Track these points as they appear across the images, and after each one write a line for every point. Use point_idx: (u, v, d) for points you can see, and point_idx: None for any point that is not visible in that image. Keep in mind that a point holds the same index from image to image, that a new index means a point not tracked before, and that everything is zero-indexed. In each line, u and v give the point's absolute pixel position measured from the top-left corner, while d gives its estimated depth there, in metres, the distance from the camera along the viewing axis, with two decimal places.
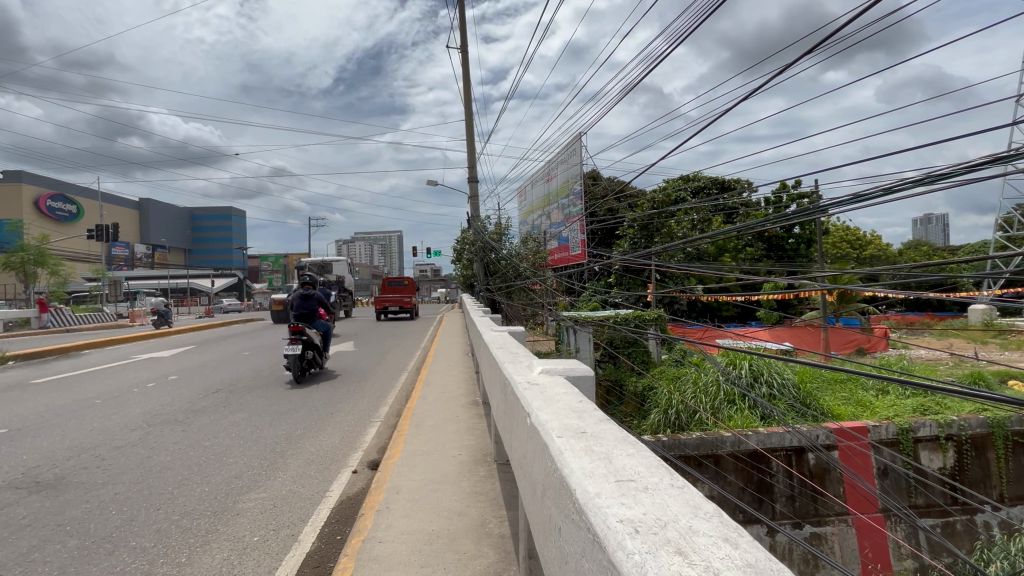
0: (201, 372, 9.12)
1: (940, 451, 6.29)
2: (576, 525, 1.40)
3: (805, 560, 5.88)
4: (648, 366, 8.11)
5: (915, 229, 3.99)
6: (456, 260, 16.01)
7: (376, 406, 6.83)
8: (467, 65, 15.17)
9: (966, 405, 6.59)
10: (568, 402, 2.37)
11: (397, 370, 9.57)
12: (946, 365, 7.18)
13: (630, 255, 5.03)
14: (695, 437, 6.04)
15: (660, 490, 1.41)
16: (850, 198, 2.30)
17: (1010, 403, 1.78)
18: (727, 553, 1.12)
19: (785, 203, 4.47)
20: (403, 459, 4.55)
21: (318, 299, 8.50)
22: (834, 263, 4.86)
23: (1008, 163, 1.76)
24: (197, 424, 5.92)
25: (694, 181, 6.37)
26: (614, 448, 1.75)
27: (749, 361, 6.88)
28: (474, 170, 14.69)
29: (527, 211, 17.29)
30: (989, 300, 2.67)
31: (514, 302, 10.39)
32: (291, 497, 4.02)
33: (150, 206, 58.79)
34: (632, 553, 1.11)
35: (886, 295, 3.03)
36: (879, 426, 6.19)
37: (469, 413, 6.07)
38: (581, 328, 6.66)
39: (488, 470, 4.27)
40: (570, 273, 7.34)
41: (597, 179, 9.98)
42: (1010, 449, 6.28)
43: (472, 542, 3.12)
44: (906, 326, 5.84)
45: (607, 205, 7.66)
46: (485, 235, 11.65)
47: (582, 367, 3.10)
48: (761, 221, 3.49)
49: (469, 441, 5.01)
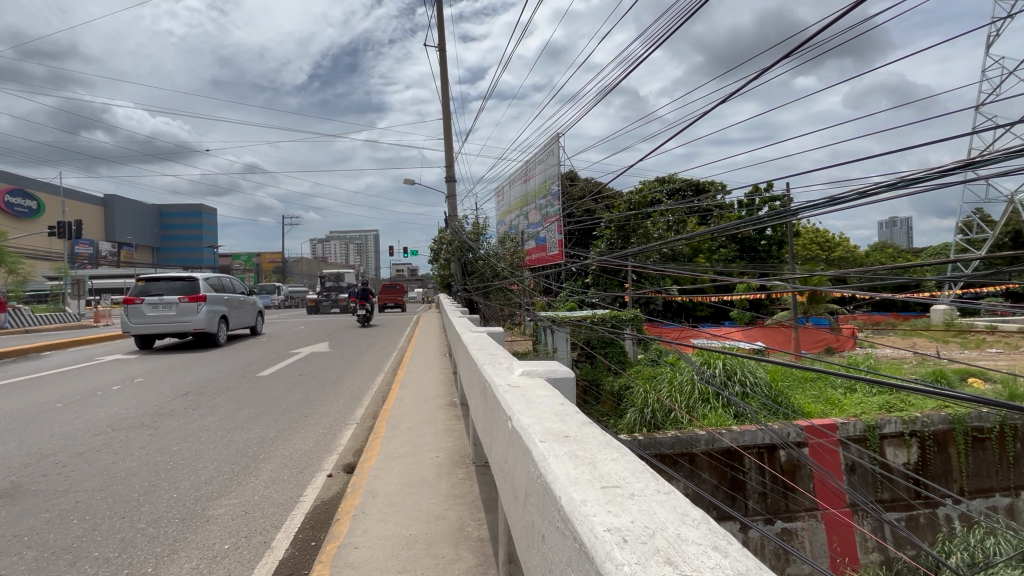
0: (170, 374, 8.83)
1: (904, 447, 6.47)
2: (562, 532, 1.38)
3: (777, 554, 6.00)
4: (625, 365, 8.19)
5: (880, 232, 4.07)
6: (432, 260, 15.84)
7: (352, 408, 6.73)
8: (446, 64, 15.11)
9: (929, 403, 6.78)
10: (550, 405, 2.35)
11: (373, 370, 9.47)
12: (910, 364, 7.40)
13: (609, 255, 5.02)
14: (670, 435, 6.10)
15: (646, 496, 1.40)
16: (826, 202, 2.33)
17: (975, 402, 1.78)
18: (717, 562, 1.11)
19: (758, 207, 4.55)
20: (380, 462, 4.47)
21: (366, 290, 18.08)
22: (805, 264, 4.96)
23: (967, 170, 1.82)
24: (164, 429, 5.71)
25: (670, 184, 6.49)
26: (599, 453, 1.73)
27: (723, 360, 6.97)
28: (452, 169, 14.57)
29: (505, 212, 17.31)
30: (949, 302, 2.67)
31: (492, 302, 10.39)
32: (263, 503, 3.91)
33: (117, 203, 57.10)
34: (621, 564, 1.10)
35: (856, 296, 3.04)
36: (847, 423, 6.36)
37: (447, 414, 6.02)
38: (559, 328, 6.64)
39: (466, 471, 4.24)
40: (548, 273, 7.30)
41: (574, 180, 10.11)
42: (970, 444, 6.47)
43: (450, 546, 3.08)
44: (873, 326, 5.96)
45: (585, 206, 7.72)
46: (463, 235, 11.62)
47: (563, 369, 3.09)
48: (736, 224, 3.53)
49: (447, 444, 4.95)
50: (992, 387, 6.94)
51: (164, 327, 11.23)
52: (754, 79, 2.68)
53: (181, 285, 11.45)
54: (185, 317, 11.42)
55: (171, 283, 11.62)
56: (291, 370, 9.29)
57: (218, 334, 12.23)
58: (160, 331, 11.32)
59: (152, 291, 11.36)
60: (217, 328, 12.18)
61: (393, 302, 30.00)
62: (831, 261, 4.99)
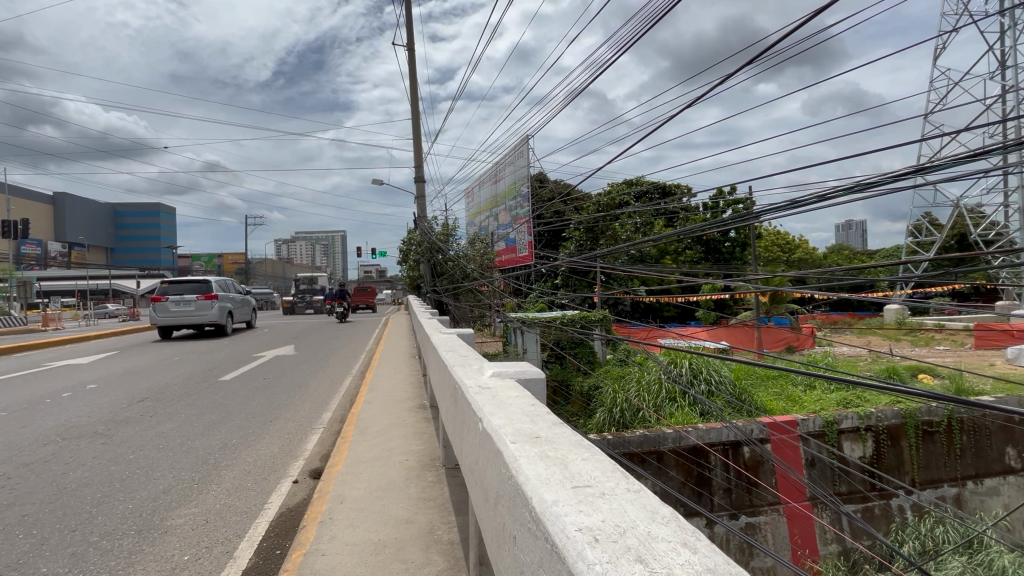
0: (125, 380, 8.48)
1: (860, 441, 6.72)
2: (534, 533, 1.37)
3: (741, 548, 6.16)
4: (594, 366, 8.28)
5: (837, 234, 4.20)
6: (401, 261, 15.66)
7: (318, 412, 6.59)
8: (415, 63, 15.00)
9: (883, 399, 7.06)
10: (520, 406, 2.35)
11: (341, 373, 9.31)
12: (865, 362, 7.69)
13: (578, 256, 5.06)
14: (638, 434, 6.19)
15: (617, 495, 1.41)
16: (786, 204, 2.40)
17: (924, 396, 1.86)
18: (686, 559, 1.13)
19: (722, 209, 4.66)
20: (347, 467, 4.39)
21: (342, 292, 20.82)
22: (766, 266, 5.12)
23: (916, 175, 1.90)
24: (119, 437, 5.48)
25: (637, 187, 6.60)
26: (570, 453, 1.74)
27: (689, 359, 7.11)
28: (421, 170, 14.43)
29: (475, 213, 17.28)
30: (901, 301, 2.77)
31: (462, 303, 10.38)
32: (226, 511, 3.79)
33: (69, 202, 54.72)
34: (593, 563, 1.10)
35: (816, 296, 3.13)
36: (807, 419, 6.58)
37: (416, 417, 5.97)
38: (528, 329, 6.66)
39: (436, 475, 4.20)
40: (517, 274, 7.29)
41: (543, 182, 10.20)
42: (921, 437, 6.78)
43: (420, 550, 3.05)
44: (830, 325, 6.17)
45: (555, 207, 7.78)
46: (432, 236, 11.55)
47: (533, 369, 3.10)
48: (701, 226, 3.60)
49: (416, 446, 4.90)
50: (941, 382, 7.27)
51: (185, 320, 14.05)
52: (718, 83, 2.73)
53: (198, 287, 14.42)
54: (201, 311, 14.22)
55: (185, 285, 14.25)
56: (254, 374, 9.05)
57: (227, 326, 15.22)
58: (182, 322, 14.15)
59: (173, 292, 14.20)
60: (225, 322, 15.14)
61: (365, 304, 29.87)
62: (791, 263, 5.16)
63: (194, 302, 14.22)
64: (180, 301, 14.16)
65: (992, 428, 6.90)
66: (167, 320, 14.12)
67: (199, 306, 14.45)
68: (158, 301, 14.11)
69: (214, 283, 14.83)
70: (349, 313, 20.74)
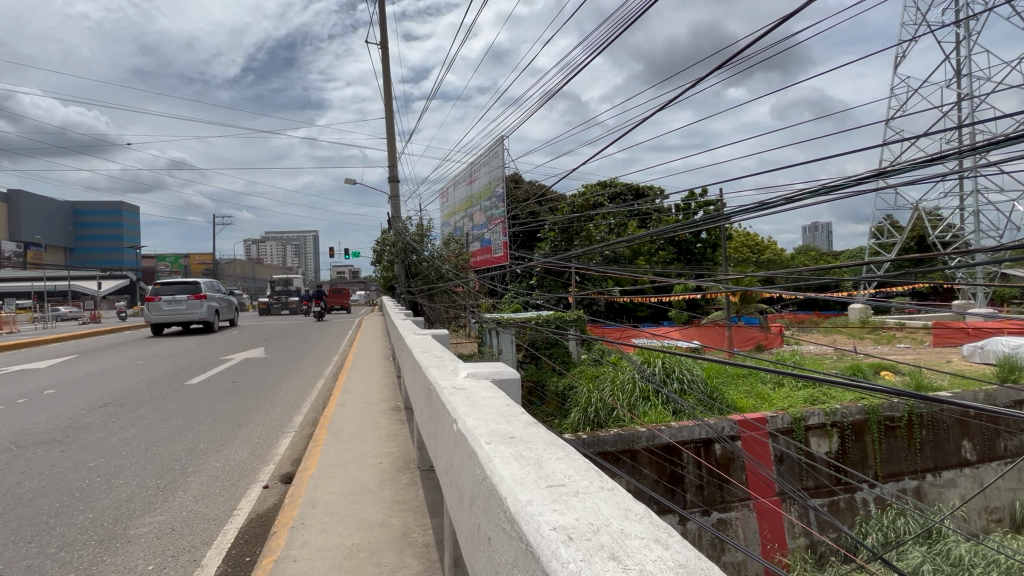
0: (85, 384, 8.17)
1: (826, 437, 6.91)
2: (508, 533, 1.37)
3: (712, 544, 6.28)
4: (569, 366, 8.32)
5: (804, 236, 4.33)
6: (374, 261, 15.48)
7: (289, 416, 6.46)
8: (388, 61, 14.85)
9: (848, 395, 7.26)
10: (495, 407, 2.35)
11: (313, 375, 9.16)
12: (831, 359, 7.92)
13: (552, 257, 5.08)
14: (612, 433, 6.25)
15: (591, 493, 1.42)
16: (755, 206, 2.46)
17: (884, 392, 1.92)
18: (659, 555, 1.14)
19: (694, 211, 4.74)
20: (319, 471, 4.31)
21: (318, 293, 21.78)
22: (736, 267, 5.23)
23: (878, 179, 1.97)
24: (79, 444, 5.28)
25: (611, 188, 6.67)
26: (544, 453, 1.74)
27: (662, 358, 7.21)
28: (395, 169, 14.30)
29: (449, 213, 17.18)
30: (863, 301, 2.85)
31: (437, 304, 10.32)
32: (193, 519, 3.68)
33: (26, 201, 52.70)
34: (567, 562, 1.10)
35: (783, 296, 3.20)
36: (776, 416, 6.74)
37: (390, 419, 5.91)
38: (503, 329, 6.65)
39: (410, 477, 4.16)
40: (492, 274, 7.28)
41: (518, 183, 10.24)
42: (883, 432, 7.00)
43: (394, 553, 3.02)
44: (797, 324, 6.35)
45: (529, 208, 7.80)
46: (406, 236, 11.46)
47: (508, 370, 3.09)
48: (673, 227, 3.66)
49: (390, 449, 4.84)
50: (902, 378, 7.54)
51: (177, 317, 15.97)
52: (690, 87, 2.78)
53: (189, 288, 16.32)
54: (192, 310, 16.20)
55: (180, 287, 16.27)
56: (223, 377, 8.83)
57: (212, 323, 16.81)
58: (172, 321, 16.01)
59: (166, 293, 16.07)
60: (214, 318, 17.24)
61: (340, 305, 29.56)
62: (759, 264, 5.28)
63: (184, 302, 16.15)
64: (172, 301, 16.08)
65: (949, 422, 7.18)
66: (158, 318, 15.95)
67: (189, 305, 16.35)
68: (152, 301, 15.97)
69: (202, 285, 16.70)
70: (322, 313, 21.43)
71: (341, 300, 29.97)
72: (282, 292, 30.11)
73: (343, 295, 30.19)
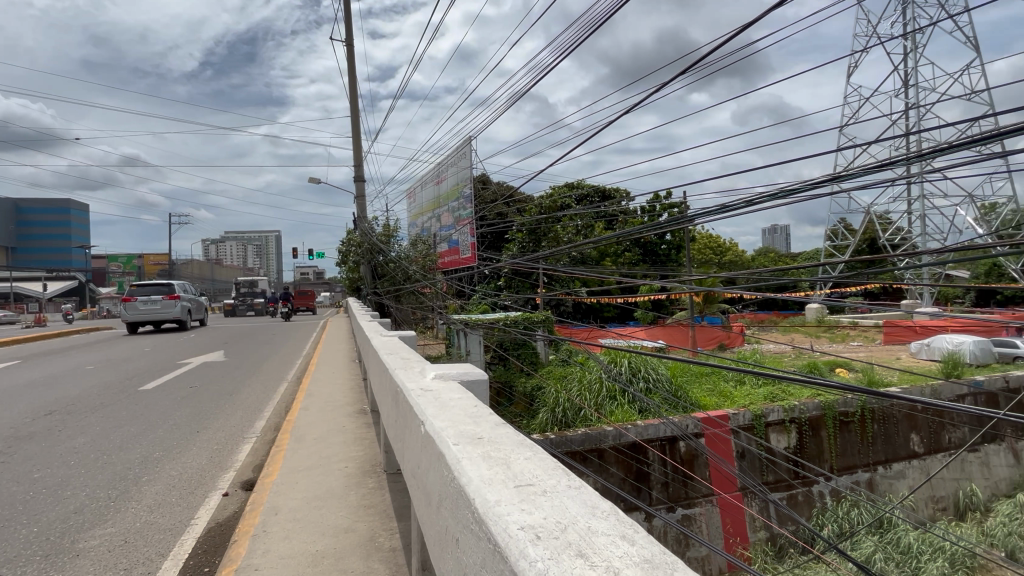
0: (30, 391, 7.76)
1: (785, 432, 7.13)
2: (476, 534, 1.36)
3: (677, 540, 6.41)
4: (537, 366, 8.35)
5: (764, 238, 4.46)
6: (339, 262, 15.20)
7: (251, 421, 6.28)
8: (354, 59, 14.62)
9: (805, 392, 7.52)
10: (463, 408, 2.34)
11: (276, 379, 8.92)
12: (790, 358, 8.20)
13: (520, 258, 5.10)
14: (580, 432, 6.31)
15: (558, 492, 1.42)
16: (717, 209, 2.51)
17: (838, 388, 2.00)
18: (625, 551, 1.15)
19: (659, 213, 4.83)
20: (282, 477, 4.20)
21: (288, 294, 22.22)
22: (699, 268, 5.37)
23: (832, 183, 2.04)
24: (23, 454, 5.01)
25: (578, 190, 6.73)
26: (513, 453, 1.74)
27: (628, 358, 7.31)
28: (360, 169, 14.09)
29: (417, 214, 17.02)
30: (819, 301, 2.95)
31: (404, 306, 10.21)
32: (147, 529, 3.53)
33: None
34: (534, 561, 1.10)
35: (744, 297, 3.29)
36: (738, 413, 6.93)
37: (356, 422, 5.81)
38: (471, 331, 6.63)
39: (377, 481, 4.10)
40: (459, 276, 7.24)
41: (486, 183, 10.24)
42: (837, 427, 7.28)
43: (360, 559, 2.96)
44: (758, 324, 6.53)
45: (498, 209, 7.80)
46: (373, 237, 11.30)
47: (476, 371, 3.08)
48: (639, 229, 3.71)
49: (356, 453, 4.76)
50: (855, 375, 7.86)
51: (151, 317, 15.95)
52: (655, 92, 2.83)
53: (163, 288, 16.25)
54: (167, 310, 16.16)
55: (155, 287, 16.21)
56: (180, 382, 8.52)
57: (188, 323, 16.82)
58: (148, 320, 15.92)
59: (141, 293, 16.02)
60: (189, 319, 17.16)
61: (306, 307, 28.98)
62: (722, 265, 5.42)
63: (159, 302, 16.05)
64: (148, 301, 16.10)
65: (898, 416, 7.53)
66: (133, 318, 15.82)
67: (164, 304, 16.26)
68: (127, 301, 15.99)
69: (177, 285, 16.64)
70: (290, 313, 21.74)
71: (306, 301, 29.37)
72: (245, 293, 29.32)
73: (308, 296, 29.60)
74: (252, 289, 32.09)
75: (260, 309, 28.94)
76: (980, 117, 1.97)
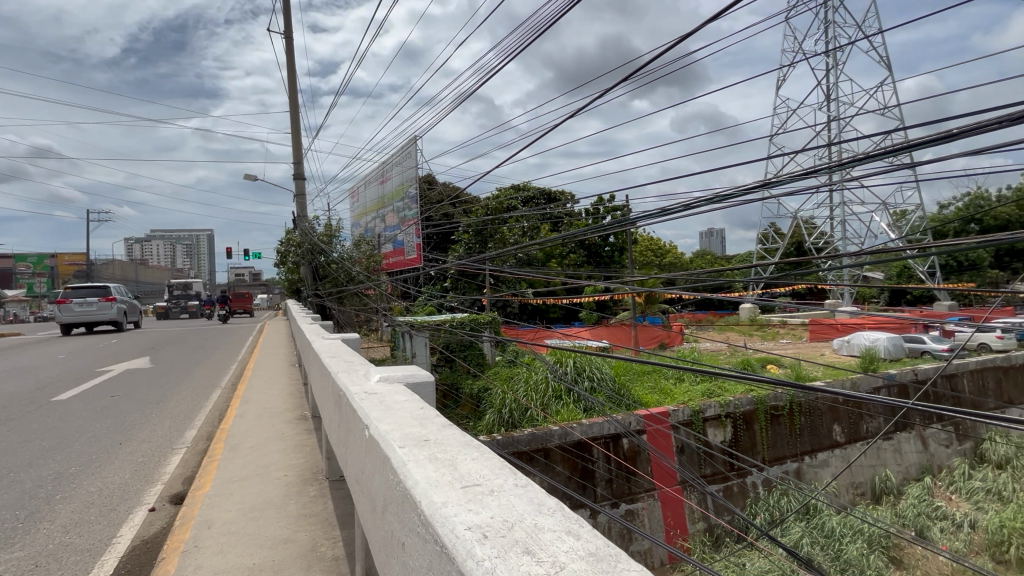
0: None
1: (721, 426, 7.46)
2: (422, 537, 1.34)
3: (621, 534, 6.56)
4: (483, 368, 8.33)
5: (702, 241, 4.65)
6: (278, 263, 14.61)
7: (181, 430, 5.92)
8: (293, 52, 14.08)
9: (739, 388, 7.88)
10: (409, 410, 2.29)
11: (208, 386, 8.45)
12: (726, 355, 8.58)
13: (465, 259, 5.07)
14: (527, 433, 6.36)
15: (505, 491, 1.41)
16: (656, 213, 2.59)
17: (769, 383, 2.12)
18: (571, 546, 1.15)
19: (603, 216, 4.93)
20: (216, 489, 3.98)
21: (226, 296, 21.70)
22: (641, 270, 5.57)
23: (762, 189, 2.16)
24: None
25: (524, 192, 6.76)
26: (459, 454, 1.72)
27: (573, 358, 7.42)
28: (300, 166, 13.60)
29: (360, 213, 16.61)
30: (753, 301, 3.08)
31: (347, 307, 9.93)
32: (62, 552, 3.26)
33: None
34: (482, 560, 1.09)
35: (683, 297, 3.42)
36: (678, 409, 7.18)
37: (297, 429, 5.59)
38: (418, 333, 6.53)
39: (319, 488, 3.95)
40: (404, 277, 7.10)
41: (432, 184, 10.12)
42: (768, 420, 7.68)
43: (301, 570, 2.85)
44: (696, 323, 6.82)
45: (444, 210, 7.73)
46: (314, 237, 10.93)
47: (422, 373, 3.03)
48: (584, 231, 3.78)
49: (296, 461, 4.57)
50: (784, 370, 8.32)
51: (88, 318, 14.90)
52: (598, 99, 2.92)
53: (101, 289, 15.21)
54: (104, 311, 15.14)
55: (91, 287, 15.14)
56: (100, 391, 7.91)
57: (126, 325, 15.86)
58: (85, 321, 14.89)
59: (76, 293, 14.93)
60: (126, 321, 16.17)
61: (244, 309, 27.72)
62: (662, 266, 5.62)
63: (95, 303, 15.03)
64: (84, 302, 15.02)
65: (823, 408, 8.04)
66: (67, 319, 14.74)
67: (100, 305, 15.24)
68: (60, 302, 14.86)
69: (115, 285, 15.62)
70: (229, 316, 21.15)
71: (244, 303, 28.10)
72: (178, 294, 27.71)
73: (246, 298, 28.32)
74: (183, 291, 30.32)
75: (193, 311, 27.42)
76: (888, 131, 2.15)
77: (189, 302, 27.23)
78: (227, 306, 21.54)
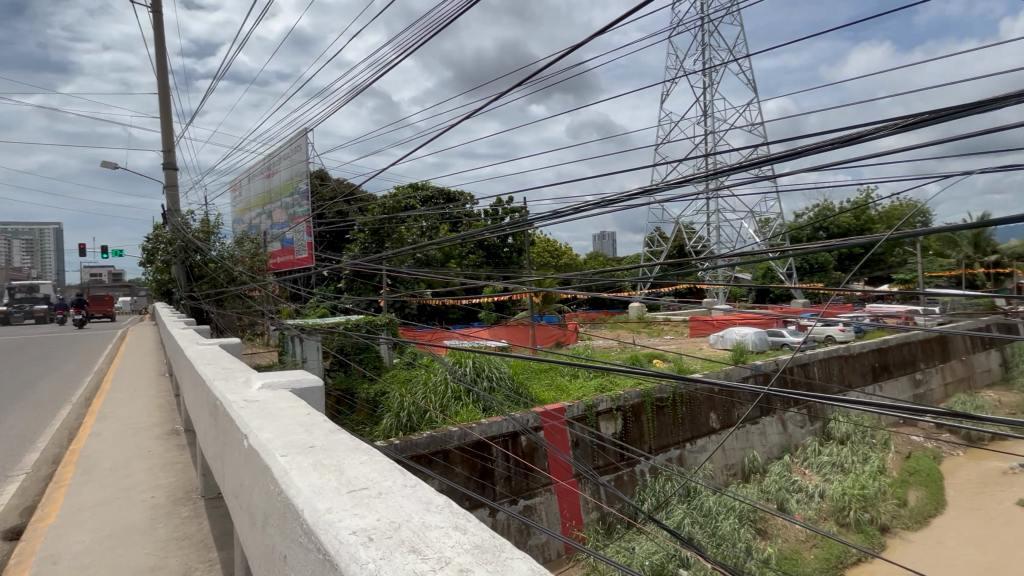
0: None
1: (612, 419, 7.83)
2: (303, 548, 1.22)
3: (520, 530, 6.64)
4: (381, 370, 8.05)
5: (594, 243, 4.84)
6: (144, 262, 13.08)
7: (16, 455, 5.05)
8: (162, 28, 12.69)
9: (628, 382, 8.33)
10: (294, 417, 2.12)
11: (55, 402, 7.32)
12: (616, 352, 9.04)
13: (359, 259, 4.86)
14: (426, 435, 6.25)
15: (393, 492, 1.34)
16: (550, 214, 2.65)
17: (654, 376, 2.25)
18: (457, 540, 1.11)
19: (501, 217, 4.98)
20: (62, 519, 3.43)
21: (80, 300, 19.10)
22: (538, 272, 5.75)
23: (648, 194, 2.28)
24: None
25: (423, 191, 6.62)
26: (346, 458, 1.61)
27: (473, 358, 7.38)
28: (172, 155, 12.28)
29: (243, 209, 15.37)
30: (640, 300, 3.26)
31: (228, 311, 9.12)
32: None
33: None
34: (365, 563, 1.02)
35: (577, 298, 3.54)
36: (573, 405, 7.42)
37: (166, 445, 5.00)
38: (308, 336, 6.14)
39: (192, 509, 3.56)
40: (293, 277, 6.64)
41: (325, 180, 9.63)
42: (654, 411, 8.19)
43: None
44: (590, 322, 7.11)
45: (336, 207, 7.35)
46: (188, 233, 9.91)
47: (311, 378, 2.85)
48: (483, 231, 3.78)
49: (165, 480, 4.09)
50: (668, 365, 8.91)
51: None
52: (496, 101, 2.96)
53: None
54: None
55: None
56: None
57: None
58: None
59: None
60: None
61: (103, 313, 24.57)
62: (558, 267, 5.80)
63: None
64: None
65: (700, 398, 8.75)
66: None
67: None
68: None
69: None
70: (84, 322, 18.63)
71: (103, 307, 24.89)
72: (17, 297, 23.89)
73: (105, 301, 25.11)
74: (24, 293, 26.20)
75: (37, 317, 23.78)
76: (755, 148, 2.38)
77: (32, 307, 23.59)
78: (82, 311, 18.94)
